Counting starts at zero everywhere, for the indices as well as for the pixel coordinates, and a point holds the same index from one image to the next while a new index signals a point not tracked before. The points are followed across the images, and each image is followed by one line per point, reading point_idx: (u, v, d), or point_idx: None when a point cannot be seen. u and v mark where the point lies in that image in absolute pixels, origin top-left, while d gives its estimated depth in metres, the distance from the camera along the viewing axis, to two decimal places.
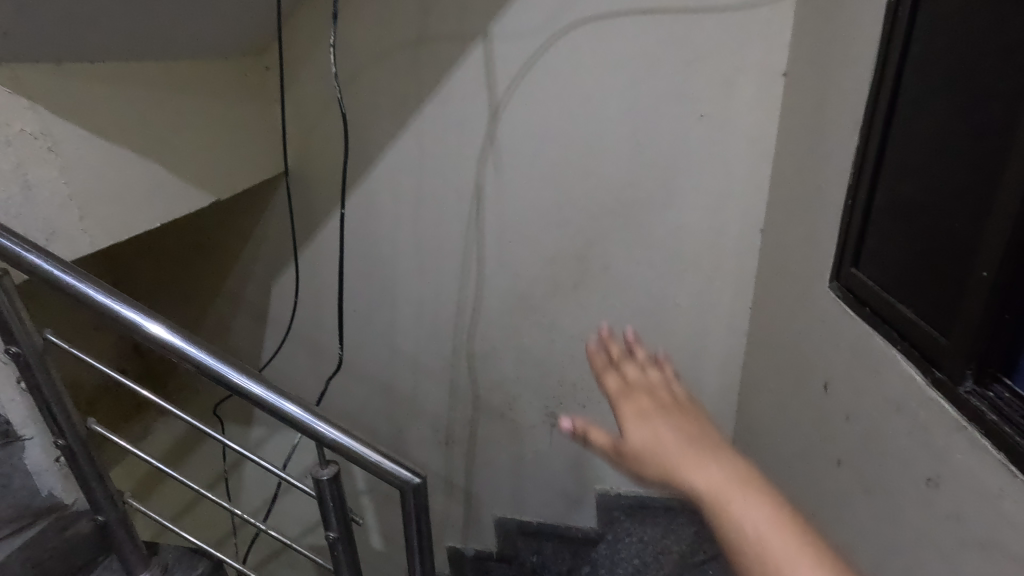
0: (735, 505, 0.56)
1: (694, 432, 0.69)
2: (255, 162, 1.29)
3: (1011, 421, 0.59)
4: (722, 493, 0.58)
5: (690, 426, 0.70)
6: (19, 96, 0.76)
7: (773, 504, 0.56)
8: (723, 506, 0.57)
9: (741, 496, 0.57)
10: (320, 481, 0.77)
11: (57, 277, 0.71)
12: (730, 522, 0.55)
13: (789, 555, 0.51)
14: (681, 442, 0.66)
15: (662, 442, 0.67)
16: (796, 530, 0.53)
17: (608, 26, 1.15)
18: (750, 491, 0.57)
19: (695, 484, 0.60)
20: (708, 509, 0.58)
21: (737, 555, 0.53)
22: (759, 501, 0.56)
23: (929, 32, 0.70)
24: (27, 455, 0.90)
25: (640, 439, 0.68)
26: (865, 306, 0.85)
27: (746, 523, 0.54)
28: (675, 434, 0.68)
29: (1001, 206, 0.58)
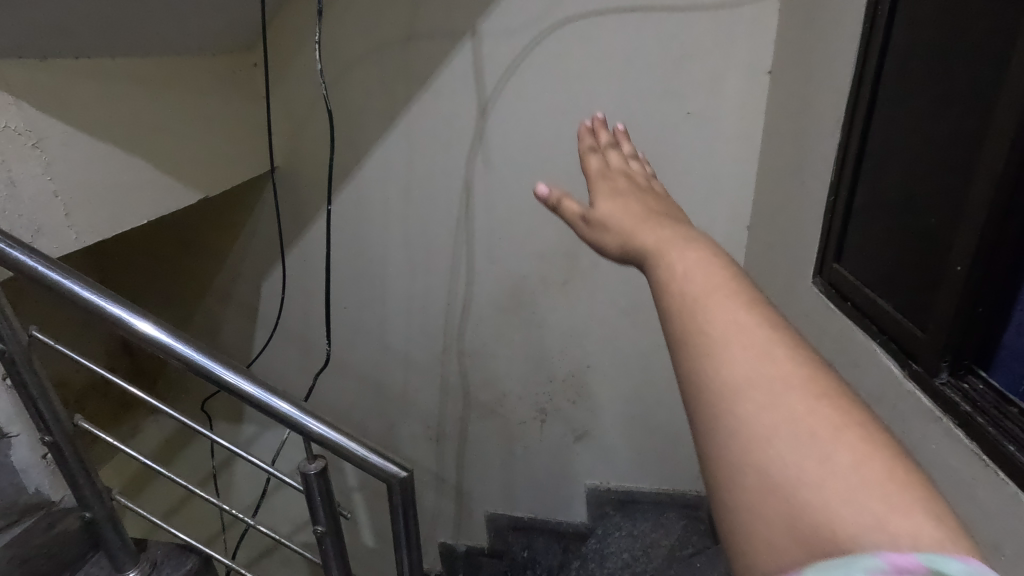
0: (676, 258, 0.44)
1: (661, 203, 0.56)
2: (243, 159, 1.29)
3: (984, 411, 0.61)
4: (668, 246, 0.46)
5: (659, 204, 0.57)
6: (3, 92, 0.75)
7: (729, 270, 0.42)
8: (664, 256, 0.45)
9: (688, 251, 0.45)
10: (308, 475, 0.78)
11: (43, 274, 0.71)
12: (667, 274, 0.43)
13: (731, 316, 0.38)
14: (637, 206, 0.54)
15: (623, 207, 0.55)
16: (764, 315, 0.39)
17: (596, 24, 1.15)
18: (704, 249, 0.44)
19: (643, 239, 0.49)
20: (650, 263, 0.46)
21: (671, 319, 0.41)
22: (708, 258, 0.43)
23: (907, 30, 0.71)
24: (13, 453, 0.88)
25: (599, 203, 0.56)
26: (847, 300, 0.86)
27: (683, 272, 0.42)
28: (639, 200, 0.56)
29: (975, 199, 0.59)
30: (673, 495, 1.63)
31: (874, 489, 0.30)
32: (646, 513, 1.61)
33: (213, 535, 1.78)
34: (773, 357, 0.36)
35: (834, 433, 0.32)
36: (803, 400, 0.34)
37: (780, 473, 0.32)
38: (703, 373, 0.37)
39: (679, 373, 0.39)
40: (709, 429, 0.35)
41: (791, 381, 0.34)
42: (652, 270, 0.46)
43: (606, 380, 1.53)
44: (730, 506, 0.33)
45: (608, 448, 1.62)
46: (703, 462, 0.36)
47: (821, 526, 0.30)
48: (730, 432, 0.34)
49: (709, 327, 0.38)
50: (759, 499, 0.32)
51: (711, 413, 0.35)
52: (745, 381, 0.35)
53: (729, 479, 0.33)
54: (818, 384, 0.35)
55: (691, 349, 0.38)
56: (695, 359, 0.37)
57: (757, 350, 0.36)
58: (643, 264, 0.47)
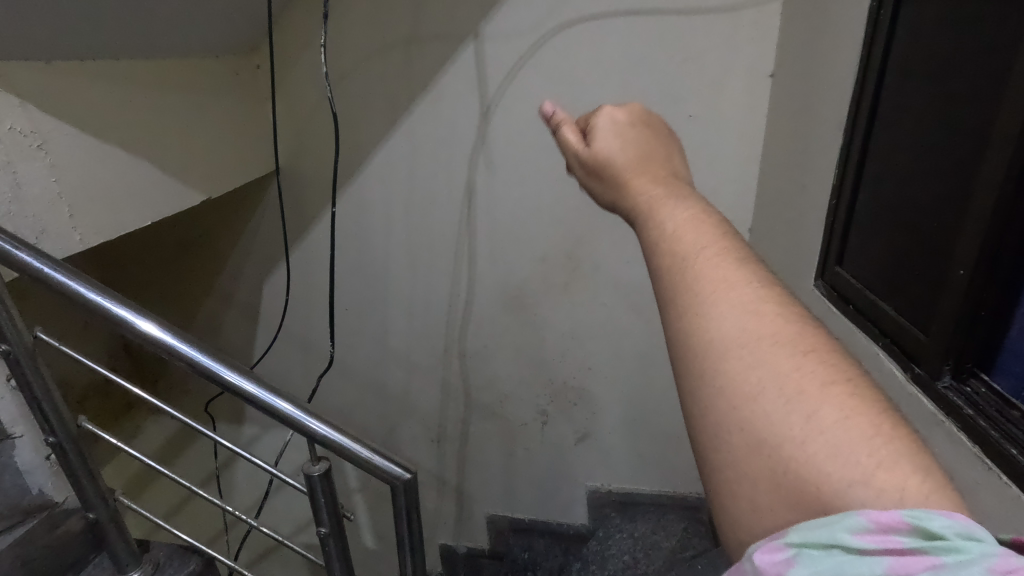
0: (666, 215, 0.45)
1: (659, 143, 0.56)
2: (246, 160, 1.29)
3: (987, 414, 0.61)
4: (660, 203, 0.46)
5: (659, 143, 0.56)
6: (9, 94, 0.75)
7: (720, 229, 0.43)
8: (654, 214, 0.46)
9: (680, 209, 0.45)
10: (311, 476, 0.78)
11: (48, 275, 0.71)
12: (657, 231, 0.44)
13: (720, 275, 0.39)
14: (638, 148, 0.54)
15: (622, 148, 0.54)
16: (752, 274, 0.40)
17: (599, 27, 1.16)
18: (696, 208, 0.45)
19: (637, 195, 0.49)
20: (641, 219, 0.47)
21: (659, 274, 0.42)
22: (698, 216, 0.44)
23: (910, 34, 0.72)
24: (17, 453, 0.89)
25: (598, 139, 0.55)
26: (849, 303, 0.87)
27: (673, 228, 0.43)
28: (639, 140, 0.55)
29: (978, 203, 0.59)
30: (674, 496, 1.62)
31: (860, 442, 0.30)
32: (647, 514, 1.60)
33: (215, 536, 1.79)
34: (761, 316, 0.37)
35: (821, 390, 0.33)
36: (791, 357, 0.34)
37: (766, 429, 0.33)
38: (690, 331, 0.38)
39: (665, 330, 0.41)
40: (697, 389, 0.37)
41: (779, 339, 0.35)
42: (642, 226, 0.47)
43: (608, 381, 1.53)
44: (719, 463, 0.35)
45: (609, 450, 1.63)
46: (691, 421, 0.38)
47: (807, 479, 0.31)
48: (717, 392, 0.35)
49: (697, 285, 0.39)
50: (746, 455, 0.33)
51: (699, 373, 0.37)
52: (733, 340, 0.36)
53: (718, 438, 0.35)
54: (808, 343, 0.36)
55: (680, 310, 0.39)
56: (682, 318, 0.39)
57: (745, 310, 0.37)
58: (634, 221, 0.48)
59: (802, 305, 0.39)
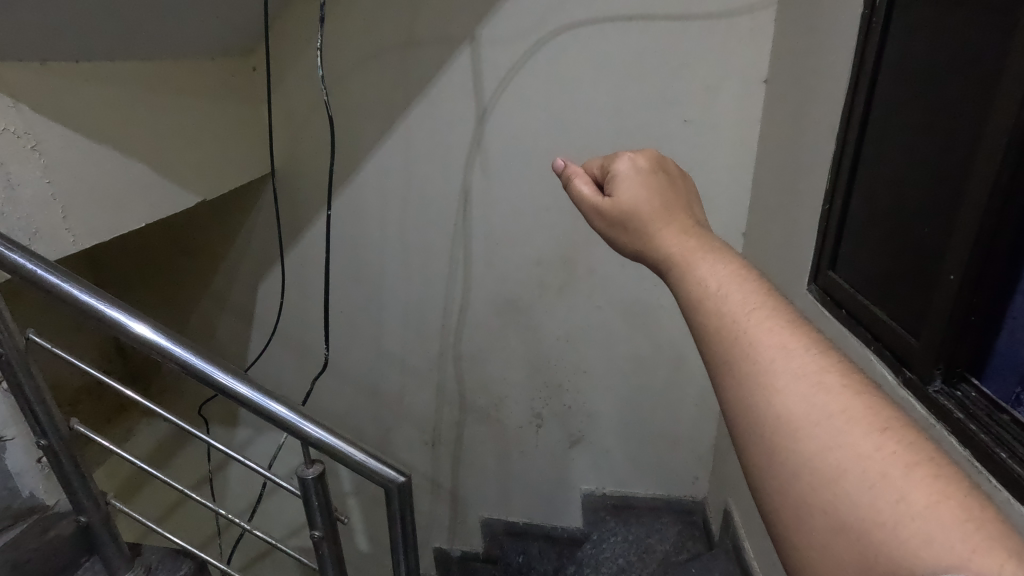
0: (702, 269, 0.49)
1: (676, 188, 0.60)
2: (242, 161, 1.29)
3: (977, 419, 0.61)
4: (695, 258, 0.50)
5: (675, 187, 0.60)
6: (3, 96, 0.75)
7: (758, 287, 0.46)
8: (691, 267, 0.49)
9: (717, 265, 0.49)
10: (305, 480, 0.77)
11: (41, 278, 0.71)
12: (699, 289, 0.47)
13: (771, 341, 0.41)
14: (659, 197, 0.57)
15: (644, 196, 0.57)
16: (808, 341, 0.41)
17: (593, 31, 1.16)
18: (727, 261, 0.49)
19: (668, 248, 0.53)
20: (677, 274, 0.50)
21: (705, 335, 0.45)
22: (736, 274, 0.47)
23: (902, 42, 0.72)
24: (8, 457, 0.87)
25: (619, 189, 0.59)
26: (841, 308, 0.87)
27: (713, 286, 0.46)
28: (659, 187, 0.58)
29: (968, 210, 0.60)
30: (668, 499, 1.64)
31: (953, 526, 0.30)
32: (641, 518, 1.62)
33: (208, 538, 1.78)
34: (827, 389, 0.38)
35: (904, 472, 0.33)
36: (867, 436, 0.35)
37: (851, 511, 0.33)
38: (755, 405, 0.39)
39: (722, 398, 0.43)
40: (768, 465, 0.38)
41: (851, 416, 0.36)
42: (678, 281, 0.50)
43: (603, 384, 1.53)
44: (800, 540, 0.35)
45: (604, 453, 1.63)
46: (763, 496, 0.39)
47: (899, 562, 0.31)
48: (795, 472, 0.36)
49: (754, 354, 0.41)
50: (832, 536, 0.33)
51: (770, 452, 0.38)
52: (803, 416, 0.37)
53: (798, 517, 0.35)
54: (880, 416, 0.36)
55: (740, 383, 0.41)
56: (741, 389, 0.40)
57: (810, 383, 0.38)
58: (668, 274, 0.52)
59: (861, 371, 0.40)
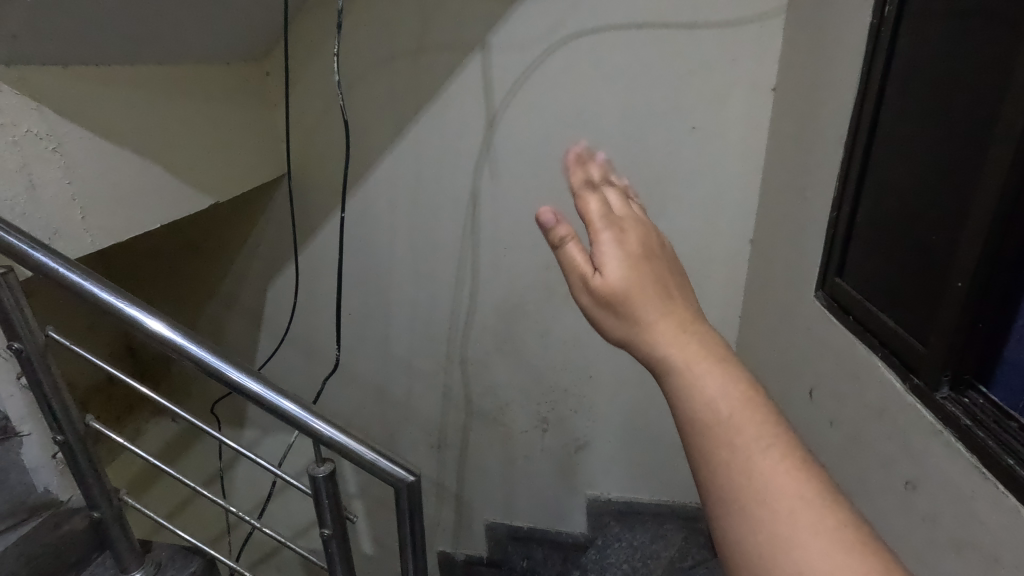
0: (707, 386, 0.45)
1: (672, 272, 0.53)
2: (256, 164, 1.31)
3: (985, 426, 0.61)
4: (699, 370, 0.46)
5: (663, 266, 0.53)
6: (26, 98, 0.77)
7: (762, 410, 0.44)
8: (694, 381, 0.45)
9: (722, 381, 0.45)
10: (316, 478, 0.78)
11: (64, 276, 0.72)
12: (706, 410, 0.44)
13: (776, 476, 0.41)
14: (652, 285, 0.51)
15: (638, 281, 0.50)
16: (808, 473, 0.41)
17: (603, 39, 1.18)
18: (732, 375, 0.46)
19: (665, 350, 0.47)
20: (677, 385, 0.46)
21: (707, 460, 0.43)
22: (741, 393, 0.45)
23: (909, 51, 0.73)
24: (24, 452, 0.89)
25: (609, 267, 0.51)
26: (849, 314, 0.88)
27: (720, 405, 0.44)
28: (652, 271, 0.52)
29: (976, 218, 0.61)
30: (673, 506, 1.63)
31: None
32: (645, 523, 1.61)
33: (216, 537, 1.79)
34: (827, 532, 0.38)
35: None
36: None
37: None
38: (755, 545, 0.39)
39: (721, 535, 0.42)
40: None
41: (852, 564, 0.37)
42: (681, 395, 0.46)
43: (609, 389, 1.53)
44: None
45: (609, 459, 1.63)
46: None
47: None
48: None
49: (772, 502, 0.40)
50: None
51: None
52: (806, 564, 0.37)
53: None
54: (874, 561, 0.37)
55: (742, 518, 0.40)
56: (756, 537, 0.40)
57: (831, 546, 0.38)
58: (666, 381, 0.47)
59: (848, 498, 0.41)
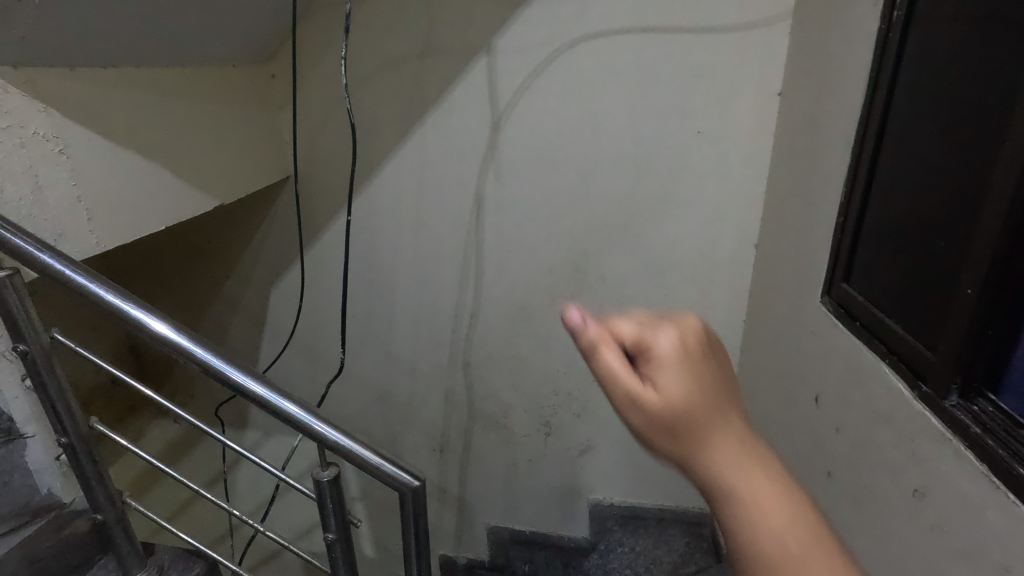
0: (774, 528, 0.39)
1: (725, 373, 0.45)
2: (260, 166, 1.31)
3: (995, 433, 0.61)
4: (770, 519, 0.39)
5: (721, 372, 0.45)
6: (34, 99, 0.77)
7: (830, 549, 0.39)
8: (759, 519, 0.39)
9: (791, 524, 0.39)
10: (320, 482, 0.78)
11: (69, 278, 0.72)
12: (773, 554, 0.38)
13: None
14: (716, 405, 0.43)
15: (700, 402, 0.42)
16: None
17: (609, 43, 1.18)
18: (799, 513, 0.40)
19: (729, 483, 0.40)
20: (738, 521, 0.40)
21: None
22: (810, 536, 0.39)
23: (918, 56, 0.73)
24: (28, 454, 0.89)
25: (667, 379, 0.43)
26: (856, 320, 0.87)
27: (787, 548, 0.38)
28: (714, 383, 0.43)
29: (986, 225, 0.60)
30: (677, 511, 1.63)
31: None
32: (648, 528, 1.59)
33: (218, 539, 1.79)
34: None
35: None
36: None
37: None
38: None
39: None
40: None
41: None
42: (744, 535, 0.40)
43: None
44: None
45: (612, 463, 1.62)
46: None
47: None
48: None
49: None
50: None
51: None
52: None
53: None
54: None
55: None
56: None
57: None
58: (724, 512, 0.41)
59: None
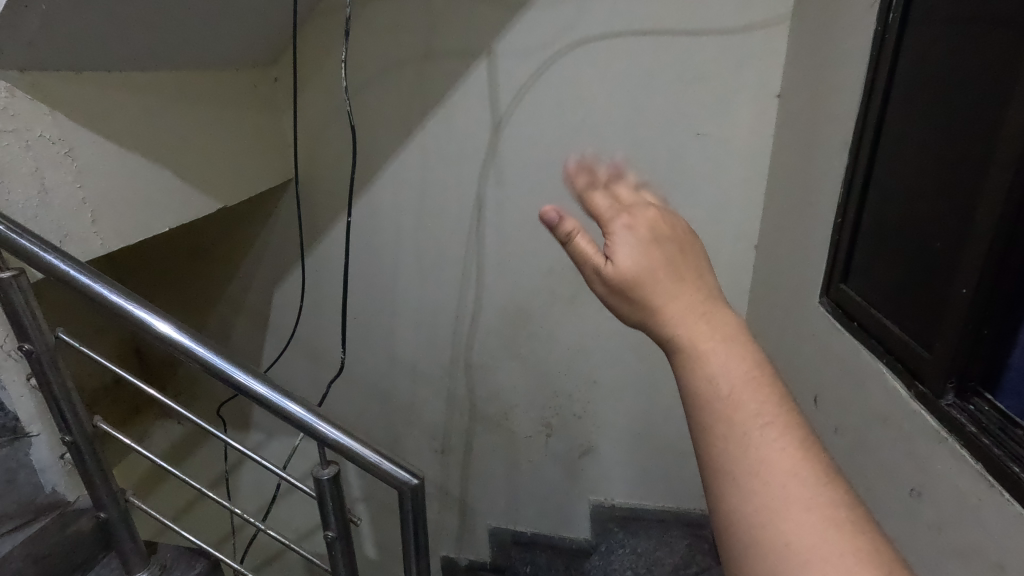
0: (707, 353, 0.44)
1: (683, 248, 0.51)
2: (262, 168, 1.32)
3: (991, 433, 0.61)
4: (712, 355, 0.44)
5: (679, 246, 0.51)
6: (40, 103, 0.78)
7: (769, 389, 0.42)
8: (696, 351, 0.44)
9: (728, 357, 0.43)
10: (320, 480, 0.79)
11: (74, 278, 0.73)
12: (704, 385, 0.43)
13: (772, 443, 0.40)
14: (659, 262, 0.49)
15: (647, 263, 0.49)
16: (794, 439, 0.40)
17: (608, 46, 1.18)
18: (740, 348, 0.44)
19: (672, 328, 0.46)
20: (684, 365, 0.45)
21: (704, 439, 0.42)
22: (748, 371, 0.43)
23: (915, 56, 0.74)
24: (33, 452, 0.90)
25: (618, 248, 0.49)
26: (853, 321, 0.88)
27: (720, 374, 0.43)
28: (664, 247, 0.50)
29: (980, 225, 0.61)
30: (677, 513, 1.63)
31: None
32: (649, 529, 1.60)
33: (221, 539, 1.81)
34: (806, 487, 0.38)
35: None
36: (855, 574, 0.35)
37: None
38: (735, 515, 0.39)
39: (725, 519, 0.40)
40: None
41: (837, 536, 0.37)
42: (686, 369, 0.44)
43: (614, 395, 1.53)
44: None
45: (613, 465, 1.63)
46: None
47: None
48: None
49: (765, 474, 0.39)
50: None
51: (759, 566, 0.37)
52: (787, 535, 0.37)
53: None
54: (858, 542, 0.37)
55: (728, 487, 0.40)
56: (751, 502, 0.38)
57: (823, 520, 0.37)
58: (673, 356, 0.46)
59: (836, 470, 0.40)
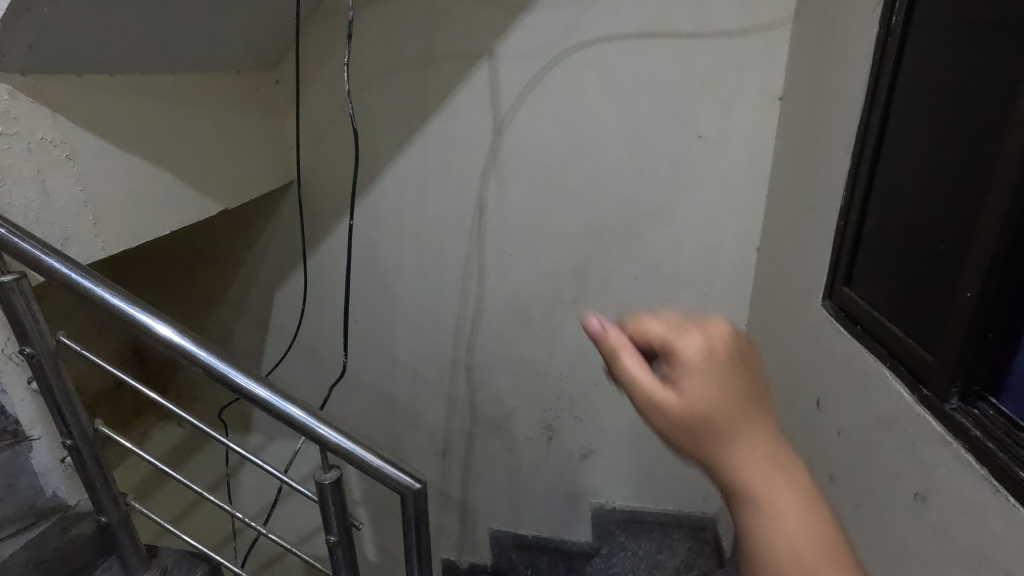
0: (785, 527, 0.35)
1: (749, 370, 0.40)
2: (264, 170, 1.32)
3: (996, 437, 0.61)
4: (791, 529, 0.35)
5: (750, 375, 0.40)
6: (42, 106, 0.78)
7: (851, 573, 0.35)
8: (773, 522, 0.36)
9: (809, 532, 0.35)
10: (322, 484, 0.78)
11: (75, 281, 0.73)
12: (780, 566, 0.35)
13: None
14: (735, 398, 0.38)
15: (721, 402, 0.38)
16: None
17: (610, 48, 1.18)
18: (817, 519, 0.36)
19: (747, 488, 0.37)
20: (756, 533, 0.36)
21: None
22: (830, 553, 0.35)
23: (918, 59, 0.73)
24: (34, 456, 0.89)
25: (686, 379, 0.39)
26: (856, 324, 0.87)
27: (798, 552, 0.35)
28: (734, 375, 0.39)
29: (984, 228, 0.60)
30: (678, 515, 1.63)
31: None
32: (650, 532, 1.60)
33: (220, 542, 1.80)
34: None
35: None
36: None
37: None
38: None
39: None
40: None
41: None
42: (756, 537, 0.36)
43: (615, 397, 1.53)
44: None
45: (614, 467, 1.62)
46: None
47: None
48: None
49: None
50: None
51: None
52: None
53: None
54: None
55: None
56: None
57: None
58: (739, 512, 0.37)
59: None
